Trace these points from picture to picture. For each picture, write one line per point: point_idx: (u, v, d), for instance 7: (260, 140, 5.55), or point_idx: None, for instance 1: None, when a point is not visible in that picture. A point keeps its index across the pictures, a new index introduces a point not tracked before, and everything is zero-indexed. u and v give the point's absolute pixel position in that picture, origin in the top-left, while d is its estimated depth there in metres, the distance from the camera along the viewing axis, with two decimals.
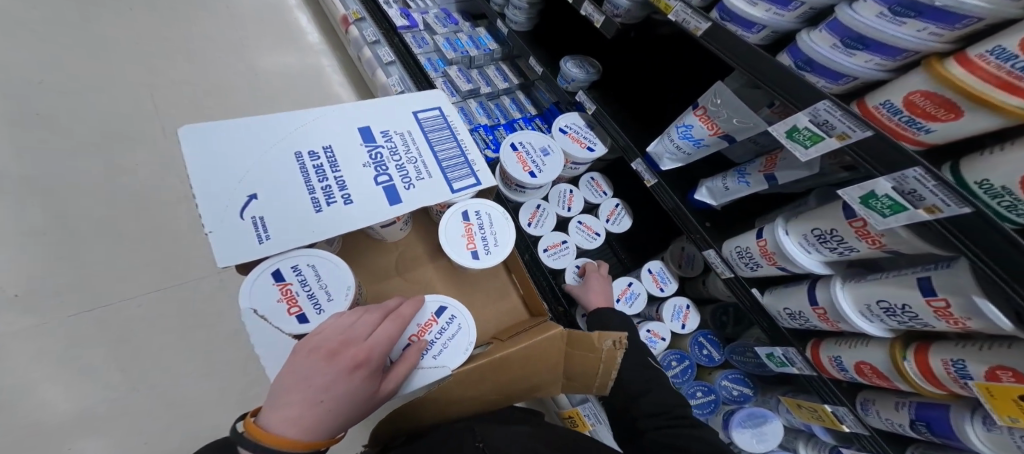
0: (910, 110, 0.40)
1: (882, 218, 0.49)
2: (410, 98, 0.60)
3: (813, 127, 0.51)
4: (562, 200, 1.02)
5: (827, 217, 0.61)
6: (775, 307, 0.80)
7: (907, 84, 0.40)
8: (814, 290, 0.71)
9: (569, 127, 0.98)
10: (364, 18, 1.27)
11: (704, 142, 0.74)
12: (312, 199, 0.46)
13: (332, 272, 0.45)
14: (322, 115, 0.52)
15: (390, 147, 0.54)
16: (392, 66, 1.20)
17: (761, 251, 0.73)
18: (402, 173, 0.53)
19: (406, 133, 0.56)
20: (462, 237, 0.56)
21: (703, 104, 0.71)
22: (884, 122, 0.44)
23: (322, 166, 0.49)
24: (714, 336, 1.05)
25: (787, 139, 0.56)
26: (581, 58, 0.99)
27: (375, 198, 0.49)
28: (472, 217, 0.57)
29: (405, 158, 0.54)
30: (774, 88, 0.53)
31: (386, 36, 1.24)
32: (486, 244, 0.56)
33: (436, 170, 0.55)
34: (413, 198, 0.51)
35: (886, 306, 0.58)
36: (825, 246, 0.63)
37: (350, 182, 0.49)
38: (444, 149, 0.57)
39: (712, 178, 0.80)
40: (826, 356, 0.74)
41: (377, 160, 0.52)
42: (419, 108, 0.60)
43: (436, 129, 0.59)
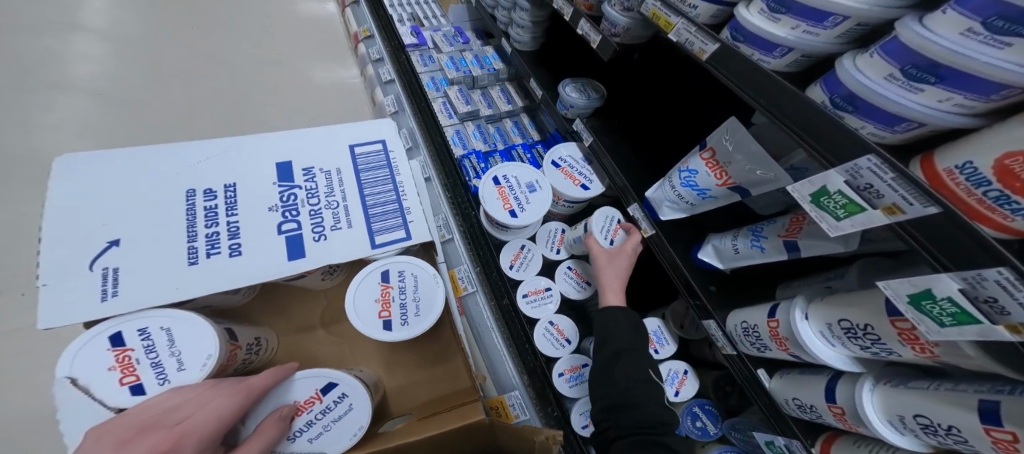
0: (1003, 183, 0.25)
1: (940, 329, 0.32)
2: (351, 130, 0.53)
3: (846, 192, 0.35)
4: (552, 242, 0.96)
5: (859, 307, 0.45)
6: (782, 394, 0.62)
7: (1005, 139, 0.25)
8: (834, 383, 0.53)
9: (564, 159, 0.91)
10: (373, 36, 1.25)
11: (710, 193, 0.60)
12: (189, 250, 0.39)
13: (190, 330, 0.37)
14: (236, 147, 0.46)
15: (310, 187, 0.47)
16: (391, 84, 1.14)
17: (771, 334, 0.58)
18: (315, 220, 0.45)
19: (333, 172, 0.48)
20: (376, 303, 0.48)
21: (712, 145, 0.57)
22: (962, 199, 0.28)
23: (217, 208, 0.42)
24: (713, 407, 0.86)
25: (811, 205, 0.41)
26: (583, 81, 0.88)
27: (272, 250, 0.42)
28: (393, 279, 0.49)
29: (323, 202, 0.46)
30: (796, 129, 0.38)
31: (390, 52, 1.20)
32: (404, 314, 0.49)
33: (359, 218, 0.47)
34: (321, 252, 0.43)
35: (926, 423, 0.41)
36: (853, 343, 0.47)
37: (245, 229, 0.42)
38: (375, 192, 0.49)
39: (722, 236, 0.68)
40: None
41: (289, 204, 0.45)
42: (358, 142, 0.52)
43: (371, 167, 0.51)
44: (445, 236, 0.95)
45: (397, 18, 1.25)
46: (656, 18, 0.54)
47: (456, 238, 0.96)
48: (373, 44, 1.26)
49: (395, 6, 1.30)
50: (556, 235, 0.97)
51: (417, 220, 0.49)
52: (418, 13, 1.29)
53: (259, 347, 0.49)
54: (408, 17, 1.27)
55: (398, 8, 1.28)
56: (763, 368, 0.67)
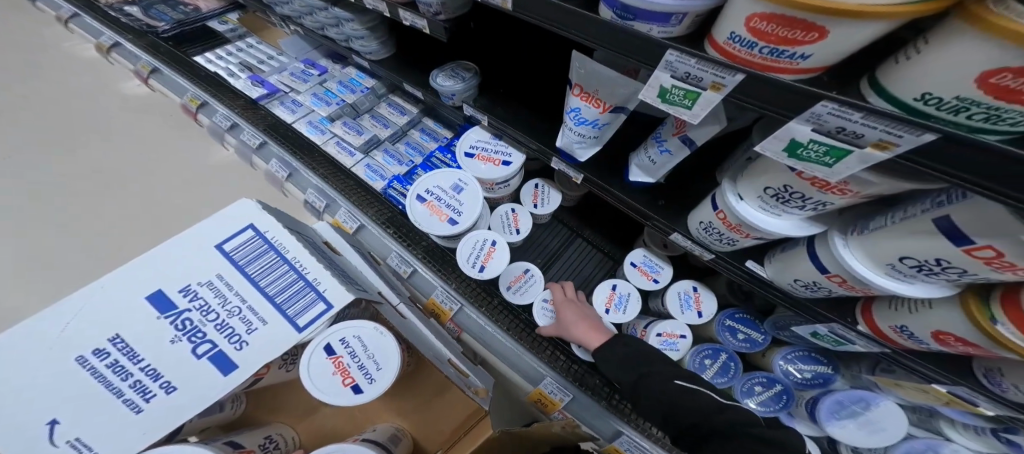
0: (761, 40, 0.27)
1: (829, 169, 0.33)
2: (212, 226, 0.48)
3: (679, 83, 0.37)
4: (476, 257, 0.87)
5: (773, 171, 0.45)
6: (783, 279, 0.66)
7: (739, 7, 0.27)
8: (814, 251, 0.55)
9: (475, 146, 0.89)
10: (203, 102, 1.17)
11: (600, 122, 0.59)
12: (125, 403, 0.40)
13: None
14: (99, 290, 0.43)
15: (200, 306, 0.44)
16: (265, 146, 1.08)
17: (726, 225, 0.58)
18: (226, 332, 0.44)
19: (214, 280, 0.45)
20: (333, 375, 0.48)
21: (575, 81, 0.56)
22: (750, 60, 0.30)
23: (119, 362, 0.41)
24: (744, 314, 0.92)
25: (662, 103, 0.41)
26: (451, 65, 0.85)
27: (198, 378, 0.42)
28: (339, 348, 0.49)
29: (223, 314, 0.45)
30: (612, 48, 0.39)
31: (241, 113, 1.13)
32: (366, 372, 0.49)
33: (270, 312, 0.46)
34: (249, 357, 0.44)
35: (915, 264, 0.41)
36: (790, 205, 0.46)
37: (163, 368, 0.42)
38: (274, 279, 0.47)
39: (638, 153, 0.67)
40: (890, 327, 0.58)
41: (188, 329, 0.43)
42: (224, 239, 0.48)
43: (254, 256, 0.48)
44: (406, 270, 0.98)
45: (227, 72, 1.23)
46: None
47: (420, 269, 0.99)
48: (211, 109, 1.17)
49: (218, 59, 1.27)
50: (484, 246, 0.88)
51: (333, 282, 0.48)
52: (249, 62, 1.27)
53: (278, 441, 0.54)
54: (239, 66, 1.25)
55: (219, 60, 1.26)
56: (750, 259, 0.71)
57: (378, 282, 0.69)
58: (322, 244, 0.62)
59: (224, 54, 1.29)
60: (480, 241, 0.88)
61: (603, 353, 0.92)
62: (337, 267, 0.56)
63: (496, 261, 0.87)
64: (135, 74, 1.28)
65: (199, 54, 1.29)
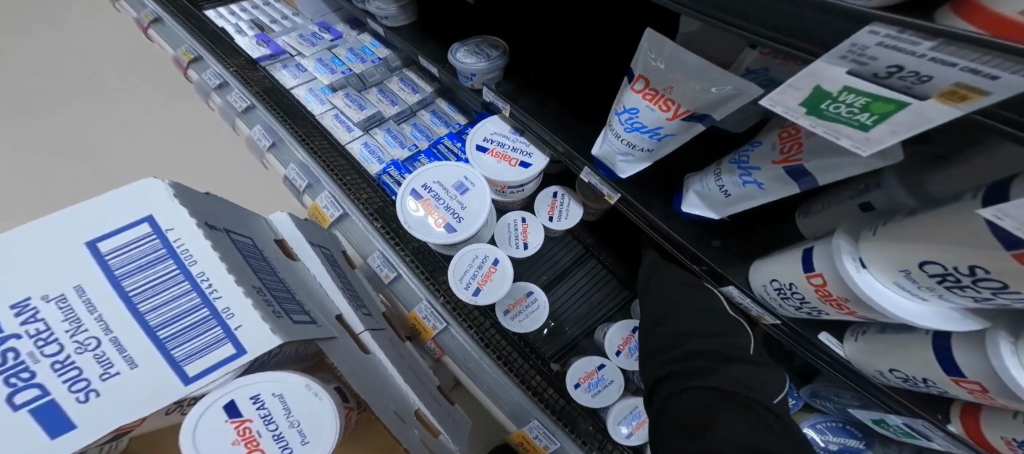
0: None
1: None
2: (89, 209, 0.33)
3: (862, 86, 0.19)
4: (472, 275, 0.72)
5: (941, 240, 0.29)
6: (869, 365, 0.50)
7: None
8: (951, 349, 0.38)
9: (490, 139, 0.73)
10: (196, 57, 1.00)
11: (663, 132, 0.43)
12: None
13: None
14: None
15: (37, 331, 0.29)
16: (252, 110, 0.91)
17: (820, 294, 0.42)
18: (71, 376, 0.29)
19: (69, 294, 0.30)
20: (234, 445, 0.33)
21: (641, 71, 0.40)
22: None
23: None
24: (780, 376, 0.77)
25: (807, 118, 0.24)
26: (476, 40, 0.69)
27: (10, 445, 0.28)
28: (248, 409, 0.34)
29: (70, 347, 0.30)
30: (757, 25, 0.23)
31: (235, 72, 0.94)
32: (283, 445, 0.34)
33: (147, 351, 0.31)
34: (100, 419, 0.29)
35: None
36: (957, 295, 0.30)
37: None
38: (165, 300, 0.32)
39: (701, 177, 0.50)
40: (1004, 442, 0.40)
41: (10, 367, 0.28)
42: (101, 233, 0.32)
43: (143, 262, 0.33)
44: (388, 276, 0.84)
45: (235, 30, 1.06)
46: None
47: (403, 275, 0.85)
48: (203, 65, 1.01)
49: (226, 15, 1.10)
50: (483, 264, 0.72)
51: (253, 316, 0.34)
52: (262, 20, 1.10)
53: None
54: (249, 25, 1.08)
55: (229, 16, 1.09)
56: (826, 331, 0.55)
57: (341, 300, 0.54)
58: (269, 245, 0.47)
59: (229, 11, 1.11)
60: (479, 256, 0.73)
61: (606, 399, 0.85)
62: (276, 284, 0.41)
63: (494, 285, 0.71)
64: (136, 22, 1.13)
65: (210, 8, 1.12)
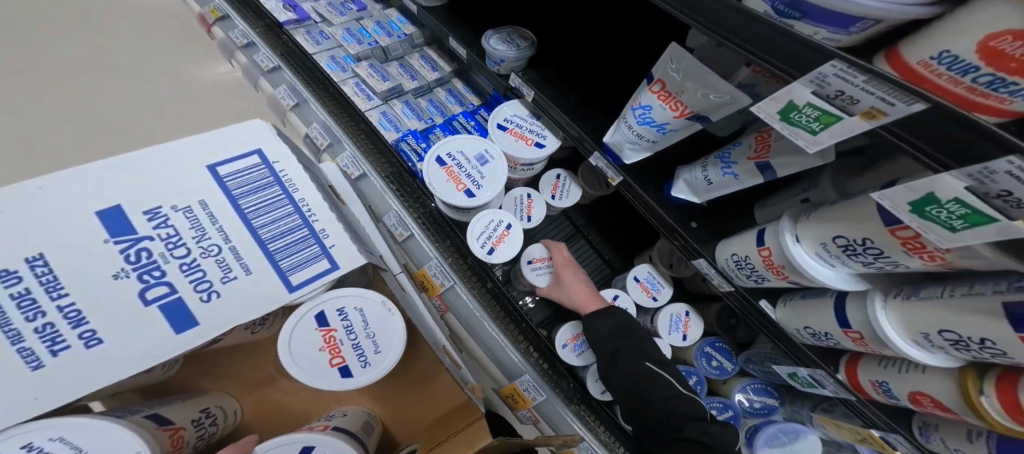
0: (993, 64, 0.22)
1: (951, 234, 0.29)
2: (213, 142, 0.39)
3: (820, 103, 0.31)
4: (487, 237, 0.83)
5: (854, 222, 0.42)
6: (791, 324, 0.65)
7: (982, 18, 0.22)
8: (843, 306, 0.54)
9: (509, 121, 0.85)
10: (225, 15, 1.08)
11: (669, 127, 0.54)
12: (21, 355, 0.29)
13: (105, 443, 0.32)
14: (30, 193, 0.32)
15: (167, 236, 0.34)
16: (277, 72, 1.01)
17: (766, 263, 0.56)
18: (196, 276, 0.35)
19: (194, 207, 0.36)
20: (323, 352, 0.40)
21: (659, 76, 0.51)
22: (948, 89, 0.25)
23: (30, 292, 0.30)
24: (723, 344, 0.92)
25: (779, 122, 0.36)
26: (508, 30, 0.78)
27: (148, 328, 0.33)
28: (333, 320, 0.41)
29: (195, 251, 0.35)
30: (761, 52, 0.33)
31: (262, 34, 1.05)
32: (361, 354, 0.41)
33: (259, 260, 0.37)
34: (218, 314, 0.35)
35: (954, 339, 0.40)
36: (854, 260, 0.44)
37: (96, 311, 0.32)
38: (272, 219, 0.39)
39: (691, 168, 0.63)
40: (867, 380, 0.58)
41: (143, 264, 0.33)
42: (220, 159, 0.39)
43: (252, 186, 0.39)
44: (402, 234, 0.92)
45: None
46: None
47: (416, 234, 0.93)
48: (230, 25, 1.08)
49: None
50: (497, 227, 0.84)
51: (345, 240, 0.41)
52: None
53: (215, 415, 0.46)
54: None
55: None
56: (764, 298, 0.70)
57: (382, 246, 0.61)
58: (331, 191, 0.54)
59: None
60: (494, 220, 0.84)
61: (587, 360, 0.93)
62: (346, 221, 0.48)
63: (506, 248, 0.83)
64: None
65: None
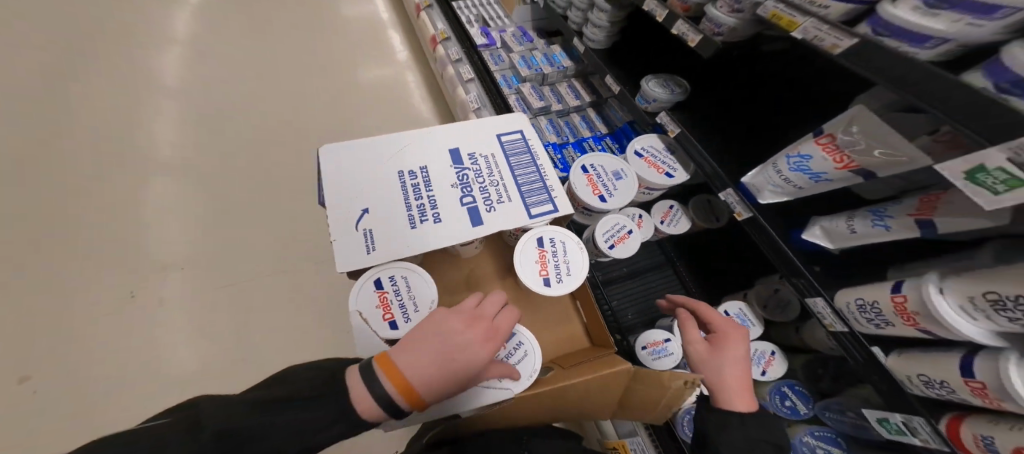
0: None
1: None
2: (502, 128, 0.71)
3: (1012, 168, 0.35)
4: (612, 235, 0.90)
5: (1003, 277, 0.45)
6: (902, 371, 0.62)
7: None
8: (971, 357, 0.52)
9: (645, 150, 0.95)
10: (449, 38, 1.48)
11: (825, 177, 0.59)
12: (411, 214, 0.59)
13: (421, 291, 0.61)
14: (426, 135, 0.68)
15: (475, 169, 0.65)
16: (472, 83, 1.33)
17: (898, 309, 0.57)
18: (484, 195, 0.62)
19: (489, 157, 0.67)
20: (535, 263, 0.65)
21: (831, 131, 0.57)
22: None
23: (419, 184, 0.62)
24: (802, 388, 0.91)
25: (965, 182, 0.40)
26: (665, 76, 0.95)
27: (459, 217, 0.59)
28: (547, 245, 0.67)
29: (489, 182, 0.63)
30: (952, 116, 0.39)
31: (467, 55, 1.41)
32: (558, 272, 0.65)
33: (516, 195, 0.62)
34: (493, 219, 0.59)
35: None
36: (1001, 316, 0.45)
37: (440, 202, 0.60)
38: (531, 174, 0.65)
39: (832, 217, 0.68)
40: (970, 435, 0.54)
41: (464, 182, 0.63)
42: (502, 134, 0.70)
43: (520, 155, 0.68)
44: None
45: (466, 20, 1.48)
46: (778, 18, 0.58)
47: None
48: (450, 44, 1.48)
49: (465, 8, 1.56)
50: (620, 231, 0.91)
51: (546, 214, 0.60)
52: (483, 16, 1.52)
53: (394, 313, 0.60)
54: (475, 19, 1.49)
55: (467, 14, 1.51)
56: (877, 346, 0.67)
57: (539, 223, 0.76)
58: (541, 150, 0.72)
59: (467, 3, 1.58)
60: (618, 223, 0.92)
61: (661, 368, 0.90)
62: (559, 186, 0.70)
63: (627, 246, 0.90)
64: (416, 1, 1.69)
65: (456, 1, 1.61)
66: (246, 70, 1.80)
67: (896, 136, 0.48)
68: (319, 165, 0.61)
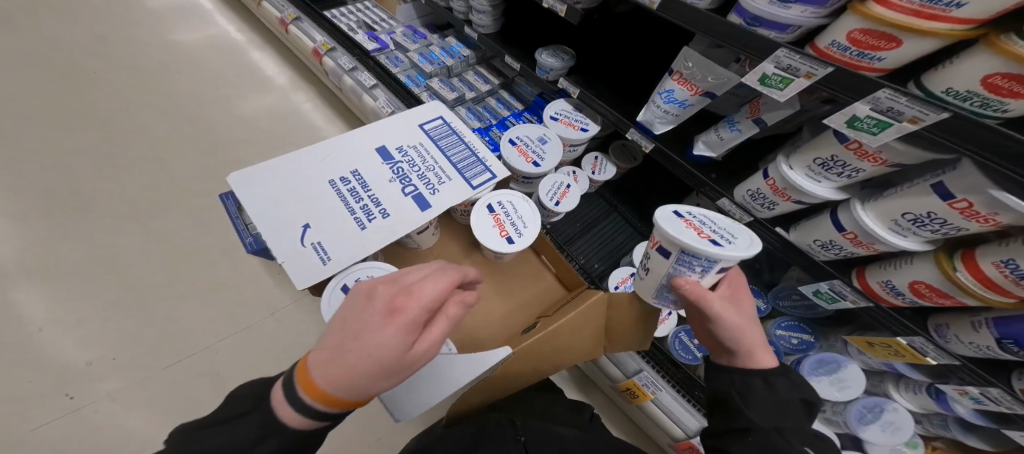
0: (857, 46, 0.46)
1: (873, 136, 0.51)
2: (419, 120, 0.82)
3: (780, 72, 0.55)
4: (554, 193, 1.02)
5: (823, 146, 0.64)
6: (805, 241, 0.85)
7: (844, 25, 0.46)
8: (837, 217, 0.75)
9: (559, 113, 1.07)
10: (333, 48, 1.49)
11: (688, 102, 0.77)
12: (360, 214, 0.68)
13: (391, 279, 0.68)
14: (349, 144, 0.76)
15: (408, 162, 0.76)
16: (376, 88, 1.36)
17: (773, 189, 0.75)
18: (424, 181, 0.74)
19: (416, 148, 0.77)
20: (495, 227, 0.77)
21: (677, 69, 0.74)
22: (840, 58, 0.49)
23: (355, 189, 0.71)
24: (752, 287, 1.18)
25: (761, 87, 0.60)
26: (553, 48, 1.07)
27: (407, 202, 0.71)
28: (498, 209, 0.79)
29: (424, 170, 0.75)
30: (735, 43, 0.57)
31: (364, 61, 1.42)
32: (516, 228, 0.78)
33: (452, 174, 0.75)
34: (438, 199, 0.72)
35: (913, 217, 0.60)
36: (830, 173, 0.65)
37: (383, 198, 0.71)
38: (460, 155, 0.78)
39: (706, 132, 0.85)
40: (876, 283, 0.78)
41: (401, 175, 0.74)
42: (422, 126, 0.81)
43: (445, 140, 0.80)
44: None
45: (349, 28, 1.52)
46: None
47: None
48: (336, 54, 1.49)
49: (341, 17, 1.56)
50: (559, 190, 1.04)
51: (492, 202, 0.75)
52: (367, 21, 1.55)
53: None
54: (358, 24, 1.54)
55: (347, 22, 1.53)
56: (781, 228, 0.90)
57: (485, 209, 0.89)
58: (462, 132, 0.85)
59: (344, 10, 1.59)
60: (555, 184, 1.04)
61: None
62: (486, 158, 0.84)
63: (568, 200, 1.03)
64: (278, 19, 1.65)
65: (326, 10, 1.62)
66: (128, 130, 1.64)
67: (714, 65, 0.68)
68: (239, 195, 0.65)
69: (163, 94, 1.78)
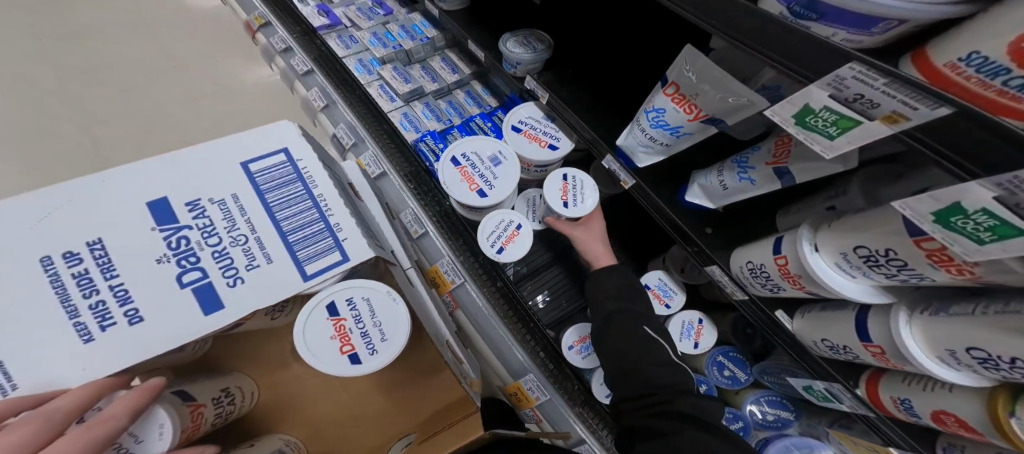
0: (1023, 67, 0.22)
1: (977, 245, 0.30)
2: (245, 143, 0.44)
3: (838, 106, 0.32)
4: (498, 235, 0.80)
5: (870, 230, 0.42)
6: (807, 336, 0.63)
7: (1017, 17, 0.22)
8: (865, 318, 0.53)
9: (524, 122, 0.86)
10: (267, 22, 1.26)
11: (683, 130, 0.54)
12: (78, 328, 0.33)
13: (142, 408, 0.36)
14: (91, 182, 0.37)
15: (202, 224, 0.39)
16: (310, 75, 1.17)
17: (782, 272, 0.54)
18: (225, 264, 0.38)
19: (228, 199, 0.40)
20: (333, 339, 0.43)
21: (673, 79, 0.51)
22: (975, 92, 0.25)
23: (88, 272, 0.35)
24: (736, 353, 0.93)
25: (797, 128, 0.38)
26: (525, 33, 0.82)
27: (178, 308, 0.35)
28: (344, 310, 0.44)
29: (227, 240, 0.39)
30: (771, 51, 0.34)
31: (298, 39, 1.20)
32: (369, 342, 0.44)
33: (280, 250, 0.40)
34: (243, 298, 0.37)
35: (984, 358, 0.39)
36: (876, 271, 0.43)
37: (138, 292, 0.35)
38: (308, 211, 0.43)
39: (706, 173, 0.63)
40: (889, 397, 0.56)
41: (182, 250, 0.37)
42: (251, 157, 0.44)
43: (289, 184, 0.44)
44: (417, 232, 0.96)
45: None
46: None
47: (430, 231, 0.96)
48: (271, 31, 1.26)
49: None
50: (508, 227, 0.81)
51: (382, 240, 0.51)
52: None
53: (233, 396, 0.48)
54: None
55: None
56: (781, 309, 0.68)
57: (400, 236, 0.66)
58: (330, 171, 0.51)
59: None
60: (506, 219, 0.82)
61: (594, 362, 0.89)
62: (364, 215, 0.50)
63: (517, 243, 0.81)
64: None
65: None
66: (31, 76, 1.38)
67: (733, 79, 0.44)
68: None
69: (76, 33, 1.48)
